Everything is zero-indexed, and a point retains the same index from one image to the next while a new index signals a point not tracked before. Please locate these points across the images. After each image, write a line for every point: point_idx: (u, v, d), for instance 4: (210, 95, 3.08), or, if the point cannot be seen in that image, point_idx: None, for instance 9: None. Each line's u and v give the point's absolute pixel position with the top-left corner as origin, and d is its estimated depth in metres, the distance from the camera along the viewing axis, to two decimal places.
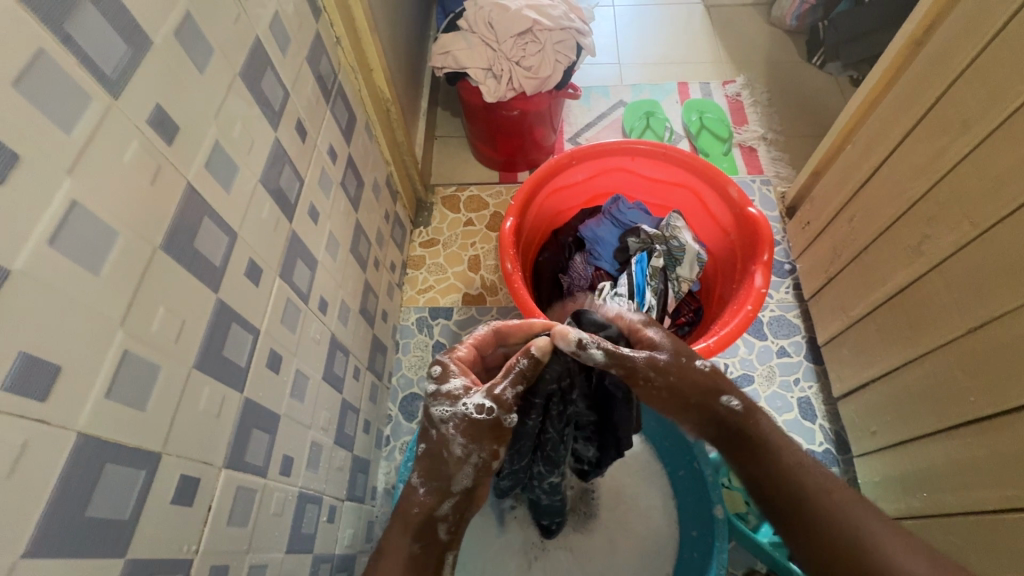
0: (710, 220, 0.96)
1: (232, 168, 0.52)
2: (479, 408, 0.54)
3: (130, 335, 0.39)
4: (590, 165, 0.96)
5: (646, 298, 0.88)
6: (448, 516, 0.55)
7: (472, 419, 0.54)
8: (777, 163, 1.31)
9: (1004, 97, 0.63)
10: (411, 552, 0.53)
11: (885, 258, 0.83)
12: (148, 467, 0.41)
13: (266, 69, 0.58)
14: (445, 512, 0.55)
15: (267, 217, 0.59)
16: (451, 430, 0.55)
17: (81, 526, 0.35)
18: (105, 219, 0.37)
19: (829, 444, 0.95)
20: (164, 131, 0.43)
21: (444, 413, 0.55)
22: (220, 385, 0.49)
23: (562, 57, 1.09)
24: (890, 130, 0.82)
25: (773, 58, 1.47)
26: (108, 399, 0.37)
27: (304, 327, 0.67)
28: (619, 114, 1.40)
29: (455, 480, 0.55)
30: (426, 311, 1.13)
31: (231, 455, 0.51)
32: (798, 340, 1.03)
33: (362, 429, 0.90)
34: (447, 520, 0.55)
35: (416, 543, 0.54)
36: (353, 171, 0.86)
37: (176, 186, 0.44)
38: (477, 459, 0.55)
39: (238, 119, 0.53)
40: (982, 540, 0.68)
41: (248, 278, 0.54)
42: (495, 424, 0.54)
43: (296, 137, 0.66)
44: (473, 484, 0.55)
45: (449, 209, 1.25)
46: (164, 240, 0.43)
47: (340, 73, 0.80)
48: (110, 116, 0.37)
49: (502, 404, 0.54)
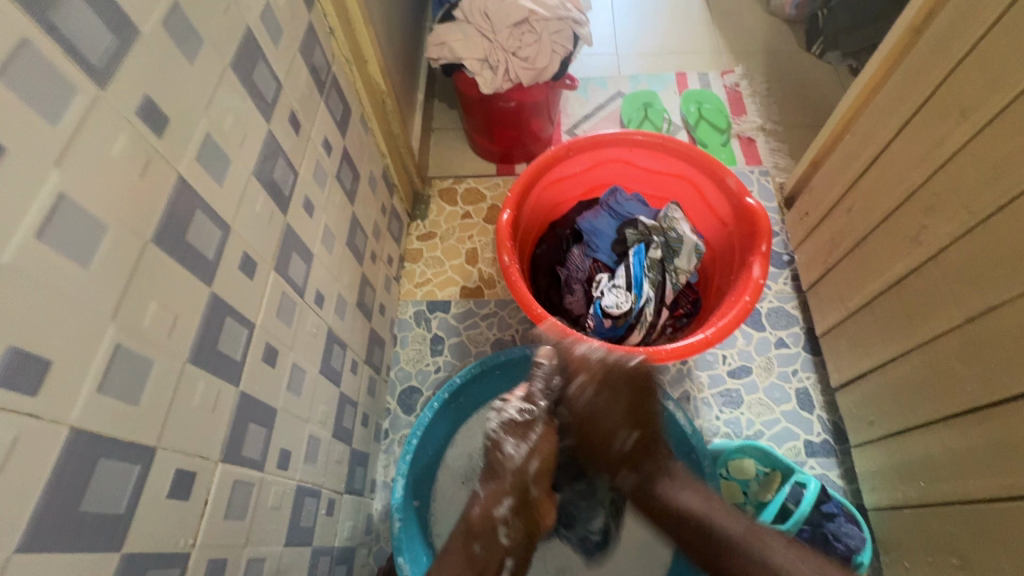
0: (708, 211, 0.96)
1: (224, 161, 0.51)
2: (522, 411, 0.70)
3: (122, 329, 0.39)
4: (588, 156, 0.95)
5: (644, 290, 0.88)
6: (505, 519, 0.64)
7: (514, 420, 0.69)
8: (776, 154, 1.30)
9: (1003, 84, 0.62)
10: None
11: (883, 248, 0.82)
12: (143, 461, 0.41)
13: (258, 60, 0.57)
14: (502, 514, 0.64)
15: (260, 210, 0.58)
16: (501, 434, 0.68)
17: (75, 520, 0.35)
18: (93, 212, 0.36)
19: (827, 434, 0.95)
20: (153, 123, 0.42)
21: (495, 424, 0.70)
22: (214, 379, 0.49)
23: (558, 48, 1.08)
24: (888, 119, 0.81)
25: (772, 48, 1.45)
26: (100, 393, 0.37)
27: (300, 321, 0.67)
28: (617, 105, 1.39)
29: (517, 482, 0.66)
30: (423, 305, 1.12)
31: (227, 449, 0.51)
32: (796, 331, 1.03)
33: (361, 423, 0.90)
34: (506, 524, 0.64)
35: (477, 547, 0.63)
36: (348, 163, 0.86)
37: (167, 179, 0.44)
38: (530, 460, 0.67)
39: (230, 111, 0.52)
40: (979, 528, 0.68)
41: (242, 272, 0.54)
42: (532, 424, 0.69)
43: (289, 129, 0.65)
44: (535, 490, 0.67)
45: (446, 202, 1.25)
46: (155, 233, 0.42)
47: (334, 65, 0.80)
48: (97, 108, 0.37)
49: (536, 406, 0.71)
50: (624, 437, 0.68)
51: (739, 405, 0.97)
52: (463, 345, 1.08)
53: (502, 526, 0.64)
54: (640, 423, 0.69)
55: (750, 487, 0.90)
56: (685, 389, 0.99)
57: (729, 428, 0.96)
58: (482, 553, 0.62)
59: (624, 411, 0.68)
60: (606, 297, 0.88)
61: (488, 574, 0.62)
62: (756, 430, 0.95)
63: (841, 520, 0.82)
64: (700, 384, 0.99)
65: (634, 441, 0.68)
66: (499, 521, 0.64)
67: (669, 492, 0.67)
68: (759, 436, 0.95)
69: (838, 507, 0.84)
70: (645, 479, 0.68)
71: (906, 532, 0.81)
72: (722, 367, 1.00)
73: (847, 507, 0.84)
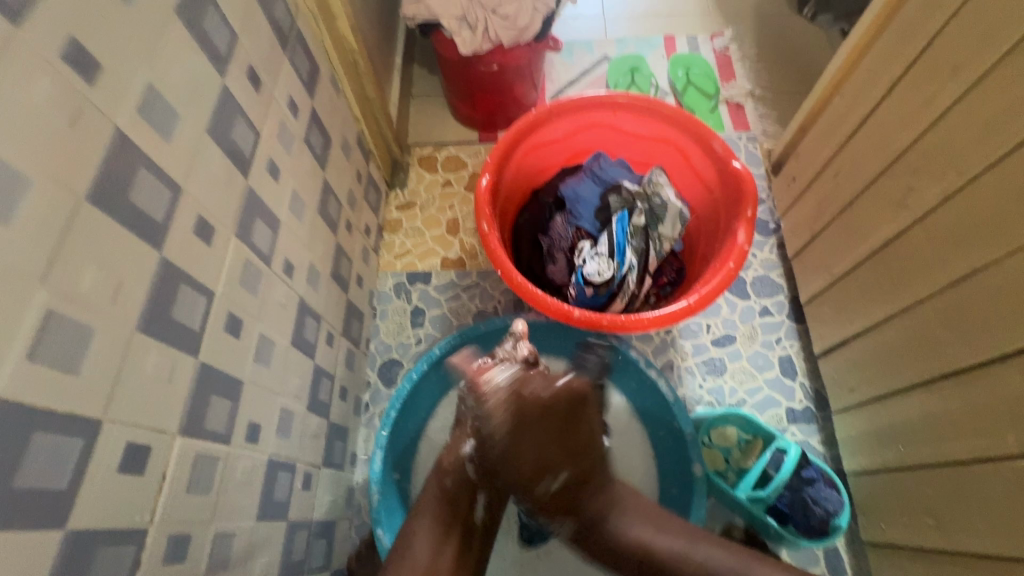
0: (693, 177, 0.93)
1: (171, 116, 0.48)
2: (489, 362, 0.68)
3: (55, 294, 0.36)
4: (570, 120, 0.92)
5: (627, 257, 0.85)
6: (472, 456, 0.66)
7: (482, 371, 0.67)
8: (764, 121, 1.27)
9: (997, 37, 0.60)
10: None
11: (870, 212, 0.80)
12: (88, 435, 0.38)
13: (208, 6, 0.53)
14: None
15: (217, 171, 0.54)
16: (470, 385, 0.66)
17: (9, 497, 0.33)
18: (13, 164, 0.33)
19: (808, 402, 0.95)
20: (82, 69, 0.38)
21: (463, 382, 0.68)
22: (170, 349, 0.47)
23: (541, 5, 1.03)
24: (880, 78, 0.78)
25: (763, 10, 1.41)
26: (32, 362, 0.34)
27: (267, 291, 0.64)
28: (603, 70, 1.34)
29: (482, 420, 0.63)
30: (403, 277, 1.09)
31: (187, 422, 0.49)
32: (781, 300, 1.02)
33: (339, 396, 0.88)
34: None
35: (446, 480, 0.68)
36: (318, 127, 0.81)
37: (103, 132, 0.40)
38: (509, 397, 0.63)
39: (176, 62, 0.48)
40: (954, 490, 0.69)
41: (198, 237, 0.51)
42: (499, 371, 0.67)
43: (249, 86, 0.61)
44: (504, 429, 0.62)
45: (426, 171, 1.20)
46: (92, 190, 0.39)
47: (299, 19, 0.74)
48: (12, 48, 0.33)
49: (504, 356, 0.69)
50: (550, 479, 0.65)
51: (722, 374, 0.97)
52: (444, 317, 1.06)
53: (467, 458, 0.67)
54: (574, 463, 0.66)
55: (732, 454, 0.89)
56: (669, 358, 0.98)
57: (712, 397, 0.96)
58: (452, 485, 0.67)
59: (556, 450, 0.65)
60: (588, 265, 0.86)
61: None
62: (739, 398, 0.95)
63: (820, 484, 0.83)
64: (684, 353, 0.98)
65: (564, 481, 0.66)
66: (466, 457, 0.66)
67: (616, 531, 0.67)
68: (741, 404, 0.95)
69: (817, 473, 0.84)
70: (586, 521, 0.67)
71: (882, 495, 0.82)
72: (706, 336, 0.99)
73: (826, 472, 0.85)
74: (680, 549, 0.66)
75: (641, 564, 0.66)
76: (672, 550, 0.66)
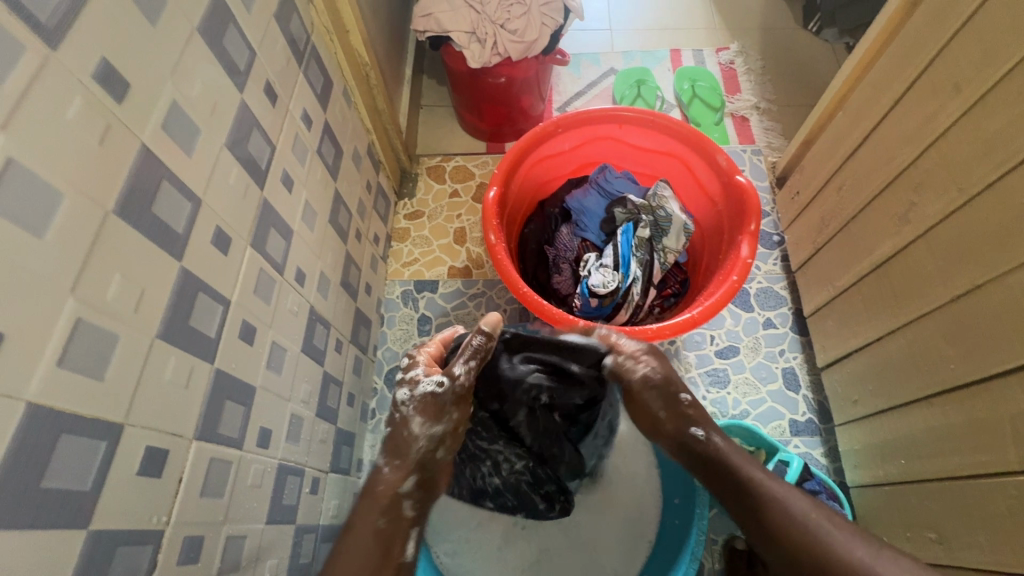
0: (698, 190, 0.94)
1: (193, 131, 0.49)
2: (437, 384, 0.64)
3: (82, 303, 0.37)
4: (577, 133, 0.94)
5: (631, 269, 0.87)
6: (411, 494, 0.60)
7: (427, 392, 0.63)
8: (769, 133, 1.28)
9: (998, 57, 0.61)
10: (377, 526, 0.57)
11: (873, 227, 0.81)
12: (110, 438, 0.40)
13: (228, 25, 0.55)
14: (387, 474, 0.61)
15: (234, 182, 0.56)
16: (411, 411, 0.64)
17: (36, 497, 0.34)
18: (47, 180, 0.35)
19: (811, 414, 0.95)
20: (112, 88, 0.40)
21: (404, 395, 0.64)
22: (187, 355, 0.48)
23: (548, 21, 1.06)
24: (881, 96, 0.80)
25: (768, 24, 1.42)
26: (60, 367, 0.36)
27: (279, 299, 0.66)
28: (610, 82, 1.36)
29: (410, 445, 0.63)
30: (411, 284, 1.11)
31: (203, 427, 0.50)
32: (784, 312, 1.03)
33: (346, 402, 0.89)
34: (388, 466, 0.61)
35: (382, 519, 0.58)
36: (330, 138, 0.83)
37: (129, 147, 0.42)
38: (425, 434, 0.63)
39: (199, 79, 0.50)
40: (954, 504, 0.70)
41: (215, 247, 0.53)
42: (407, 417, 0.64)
43: (265, 101, 0.63)
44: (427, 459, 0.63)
45: (434, 180, 1.22)
46: (118, 203, 0.41)
47: (313, 34, 0.77)
48: (48, 69, 0.35)
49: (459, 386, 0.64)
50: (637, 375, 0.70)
51: (726, 385, 0.97)
52: (451, 325, 1.07)
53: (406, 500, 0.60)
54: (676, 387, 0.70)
55: None
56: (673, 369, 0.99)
57: (715, 408, 0.96)
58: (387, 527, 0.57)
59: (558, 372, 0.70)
60: (592, 276, 0.88)
61: (395, 546, 0.57)
62: (742, 409, 0.96)
63: (823, 497, 0.82)
64: (688, 364, 0.99)
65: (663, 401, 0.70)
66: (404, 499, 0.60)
67: (701, 440, 0.66)
68: (745, 416, 0.96)
69: (820, 486, 0.84)
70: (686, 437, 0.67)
71: (884, 509, 0.82)
72: (709, 347, 1.00)
73: (829, 485, 0.85)
74: (808, 511, 0.57)
75: (728, 481, 0.62)
76: (798, 506, 0.58)
